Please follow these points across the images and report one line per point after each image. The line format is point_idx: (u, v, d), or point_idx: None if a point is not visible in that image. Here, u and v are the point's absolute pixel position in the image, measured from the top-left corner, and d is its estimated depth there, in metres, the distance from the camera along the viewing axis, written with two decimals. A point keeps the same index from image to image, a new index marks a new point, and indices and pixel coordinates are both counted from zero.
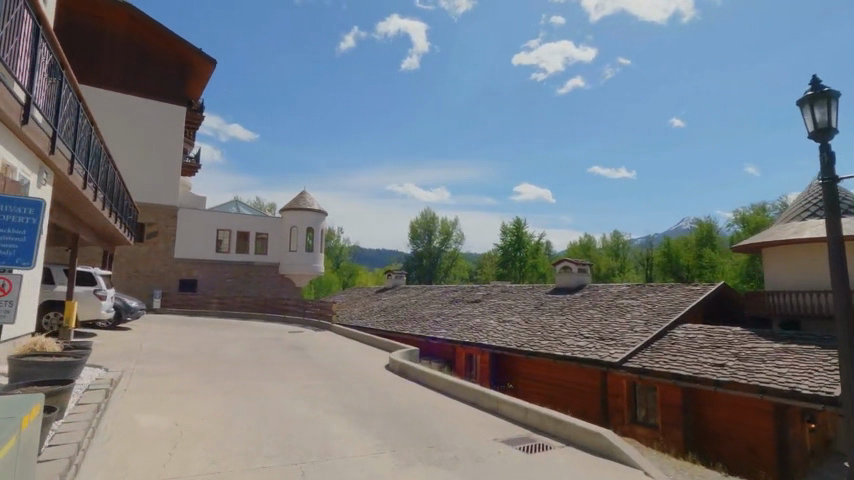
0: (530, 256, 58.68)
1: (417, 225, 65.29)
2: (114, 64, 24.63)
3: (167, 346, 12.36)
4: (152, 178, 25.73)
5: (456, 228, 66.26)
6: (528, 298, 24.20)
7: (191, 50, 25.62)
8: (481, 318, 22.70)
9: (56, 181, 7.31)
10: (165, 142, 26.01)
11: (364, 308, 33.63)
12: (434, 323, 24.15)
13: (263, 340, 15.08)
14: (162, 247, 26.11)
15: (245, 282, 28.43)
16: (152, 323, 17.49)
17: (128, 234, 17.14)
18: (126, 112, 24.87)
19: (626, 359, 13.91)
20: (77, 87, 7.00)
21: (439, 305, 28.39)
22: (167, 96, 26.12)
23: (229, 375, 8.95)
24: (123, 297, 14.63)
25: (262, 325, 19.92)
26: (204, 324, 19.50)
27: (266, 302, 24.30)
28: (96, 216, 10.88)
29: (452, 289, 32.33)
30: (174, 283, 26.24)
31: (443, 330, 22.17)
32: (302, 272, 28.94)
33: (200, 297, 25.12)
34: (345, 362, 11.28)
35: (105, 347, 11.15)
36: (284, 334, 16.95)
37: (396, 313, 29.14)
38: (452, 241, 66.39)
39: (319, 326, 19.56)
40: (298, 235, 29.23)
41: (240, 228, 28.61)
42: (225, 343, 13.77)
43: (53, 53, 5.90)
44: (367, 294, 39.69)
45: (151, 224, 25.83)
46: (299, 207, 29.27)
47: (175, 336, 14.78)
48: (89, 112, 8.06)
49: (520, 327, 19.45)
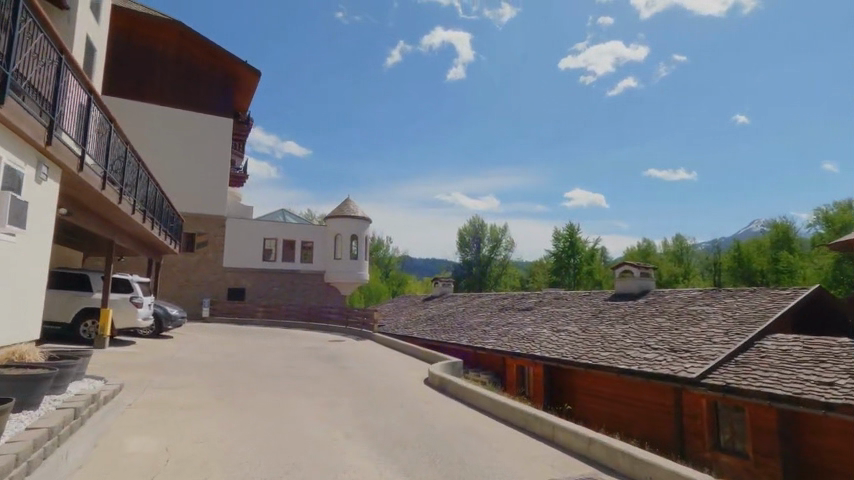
0: (584, 262, 55.75)
1: (465, 232, 63.99)
2: (166, 80, 25.52)
3: (201, 355, 11.93)
4: (200, 189, 26.28)
5: (505, 235, 64.37)
6: (584, 305, 22.29)
7: (237, 62, 26.09)
8: (532, 327, 21.10)
9: (66, 179, 6.90)
10: (213, 153, 26.53)
11: (410, 317, 32.75)
12: (482, 333, 22.76)
13: (300, 349, 14.44)
14: (211, 256, 26.53)
15: (290, 291, 28.37)
16: (196, 332, 17.41)
17: (172, 242, 17.21)
18: (176, 126, 25.64)
19: (705, 375, 12.00)
20: (84, 77, 6.59)
21: (487, 314, 26.94)
22: (214, 108, 26.71)
23: (250, 388, 8.17)
24: (164, 305, 14.53)
25: (304, 334, 19.45)
26: (247, 333, 19.29)
27: (310, 311, 23.91)
28: (127, 220, 10.66)
29: (501, 297, 30.78)
30: (223, 291, 26.55)
31: (492, 340, 20.75)
32: (346, 280, 28.56)
33: (246, 306, 25.20)
34: (380, 374, 10.28)
35: (137, 356, 10.81)
36: (324, 343, 16.29)
37: (443, 322, 27.99)
38: (502, 248, 64.54)
39: (361, 335, 18.78)
40: (342, 243, 28.97)
41: (285, 237, 28.62)
42: (259, 353, 13.19)
43: (47, 32, 5.46)
44: (414, 303, 38.88)
45: (200, 233, 26.32)
46: (342, 214, 29.02)
47: (213, 344, 14.44)
48: (105, 107, 7.70)
49: (577, 337, 17.71)
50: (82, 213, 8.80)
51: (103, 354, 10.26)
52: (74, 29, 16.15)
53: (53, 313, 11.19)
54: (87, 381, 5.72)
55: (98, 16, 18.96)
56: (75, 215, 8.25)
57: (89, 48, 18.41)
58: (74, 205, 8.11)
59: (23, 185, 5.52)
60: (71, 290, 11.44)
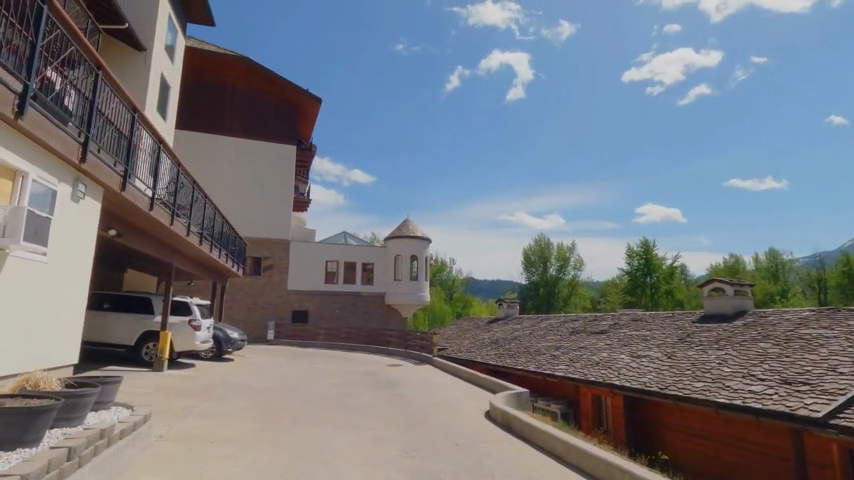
0: (663, 281, 51.42)
1: (530, 252, 61.56)
2: (235, 112, 26.90)
3: (255, 380, 11.59)
4: (266, 215, 27.11)
5: (573, 254, 61.21)
6: (669, 328, 19.85)
7: (299, 90, 27.08)
8: (608, 353, 19.06)
9: (111, 199, 6.79)
10: (277, 179, 27.41)
11: (473, 340, 31.39)
12: (552, 358, 20.97)
13: (356, 375, 13.76)
14: (277, 279, 27.02)
15: (352, 313, 28.21)
16: (257, 355, 17.42)
17: (235, 265, 17.52)
18: (244, 155, 26.82)
19: (833, 414, 9.77)
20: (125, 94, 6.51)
21: (556, 337, 24.98)
22: (278, 136, 27.74)
23: (294, 418, 7.51)
24: (224, 328, 14.58)
25: (363, 357, 18.90)
26: (307, 356, 19.08)
27: (370, 333, 23.45)
28: (183, 243, 10.70)
29: (571, 319, 28.64)
30: (288, 314, 26.85)
31: (564, 367, 18.96)
32: (407, 302, 28.17)
33: (308, 328, 25.27)
34: (438, 405, 9.26)
35: (191, 380, 10.61)
36: (382, 367, 15.56)
37: (509, 345, 26.39)
38: (570, 267, 61.44)
39: (421, 359, 17.82)
40: (402, 263, 28.90)
41: (347, 258, 28.77)
42: (314, 378, 12.69)
43: (78, 46, 5.40)
44: (477, 325, 37.46)
45: (266, 257, 26.94)
46: (402, 235, 29.04)
47: (270, 368, 14.21)
48: (152, 127, 7.66)
49: (662, 364, 15.59)
50: (135, 235, 8.79)
51: (159, 377, 10.15)
52: (150, 67, 17.29)
53: (118, 336, 11.38)
54: (115, 409, 5.39)
55: (173, 55, 20.32)
56: (127, 236, 8.22)
57: (164, 85, 19.69)
58: (124, 226, 8.09)
59: (57, 203, 5.35)
60: (134, 313, 11.64)
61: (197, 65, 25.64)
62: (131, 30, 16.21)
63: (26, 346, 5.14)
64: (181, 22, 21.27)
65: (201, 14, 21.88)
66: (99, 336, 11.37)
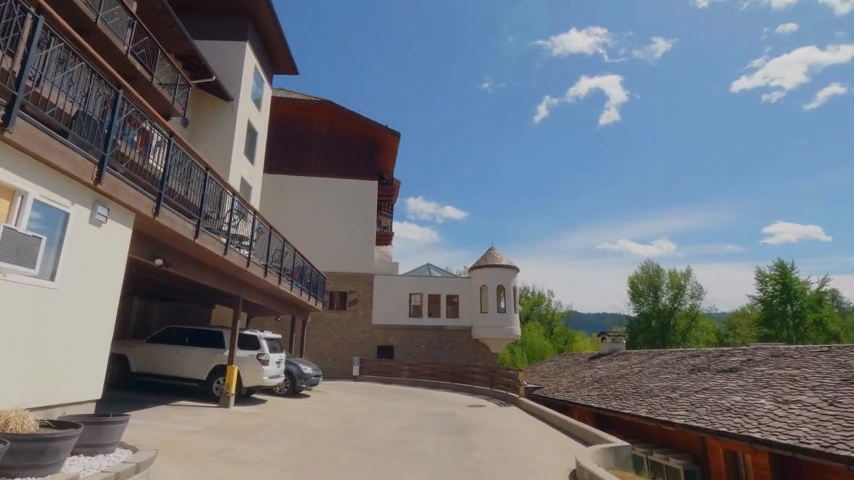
0: (810, 310, 43.03)
1: (637, 280, 55.77)
2: (320, 153, 28.24)
3: (318, 419, 10.81)
4: (350, 251, 27.42)
5: (690, 281, 54.24)
6: (825, 366, 15.66)
7: (378, 127, 27.86)
8: (743, 397, 15.44)
9: (144, 224, 6.60)
10: (360, 215, 27.81)
11: (573, 378, 28.24)
12: (668, 402, 17.64)
13: (429, 416, 12.40)
14: (361, 313, 26.82)
15: (438, 348, 27.03)
16: (335, 392, 16.86)
17: (312, 299, 17.45)
18: (328, 193, 27.75)
19: None
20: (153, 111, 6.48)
21: (672, 377, 21.29)
22: (360, 173, 28.42)
23: (333, 469, 6.42)
24: (298, 363, 14.28)
25: (445, 396, 17.49)
26: (386, 394, 18.17)
27: (454, 370, 22.03)
28: (245, 274, 10.59)
29: (690, 355, 24.47)
30: (373, 350, 26.35)
31: (684, 413, 15.71)
32: (495, 335, 26.43)
33: (393, 364, 24.55)
34: (512, 459, 7.58)
35: (252, 418, 10.10)
36: (461, 408, 14.05)
37: (615, 385, 23.09)
38: (687, 296, 54.43)
39: (507, 399, 15.91)
40: (488, 294, 27.46)
41: (431, 291, 27.96)
42: (382, 418, 11.64)
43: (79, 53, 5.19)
44: (578, 361, 33.99)
45: (352, 291, 26.98)
46: (487, 264, 27.76)
47: (341, 406, 13.46)
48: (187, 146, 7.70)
49: (821, 414, 12.03)
50: (191, 267, 8.70)
51: (220, 414, 9.81)
52: (236, 114, 18.55)
53: (192, 370, 11.41)
54: (112, 455, 4.79)
55: (260, 104, 21.89)
56: (177, 265, 8.09)
57: (252, 131, 21.07)
58: (174, 255, 7.96)
59: (71, 225, 5.10)
60: (207, 347, 11.67)
61: (286, 113, 27.56)
62: (219, 82, 17.55)
63: (14, 378, 4.55)
64: (268, 74, 22.90)
65: (286, 65, 23.45)
66: (174, 371, 11.51)
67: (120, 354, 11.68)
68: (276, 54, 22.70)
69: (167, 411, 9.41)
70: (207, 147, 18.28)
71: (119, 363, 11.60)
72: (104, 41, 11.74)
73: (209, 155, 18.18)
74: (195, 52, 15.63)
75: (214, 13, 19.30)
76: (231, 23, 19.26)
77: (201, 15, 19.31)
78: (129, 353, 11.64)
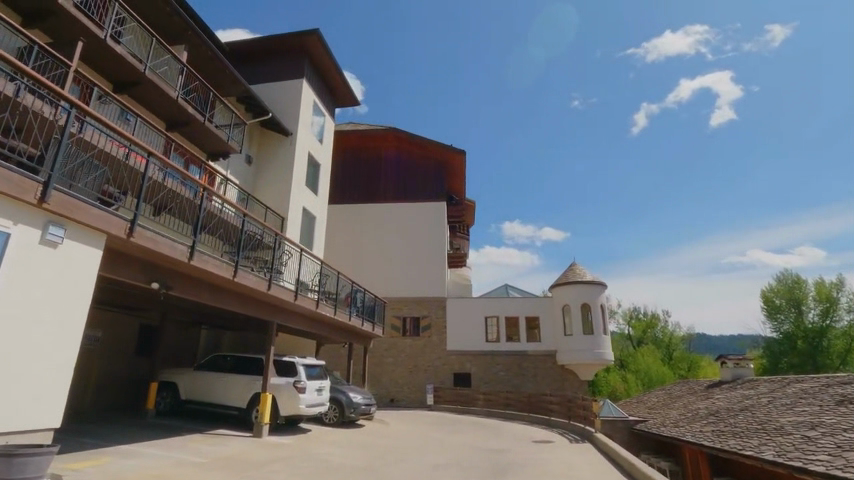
0: None
1: (772, 294, 47.56)
2: (387, 178, 28.45)
3: (348, 453, 9.97)
4: (420, 275, 26.79)
5: (844, 292, 44.82)
6: None
7: (444, 147, 27.69)
8: None
9: (119, 243, 6.49)
10: (429, 237, 27.18)
11: (684, 411, 24.08)
12: (805, 442, 13.87)
13: (478, 452, 10.93)
14: (435, 339, 25.78)
15: (519, 375, 24.92)
16: (393, 423, 15.90)
17: (368, 324, 16.95)
18: (396, 217, 27.68)
19: None
20: (110, 124, 6.20)
21: (812, 410, 16.92)
22: (427, 194, 28.01)
23: None
24: (347, 391, 13.70)
25: (514, 428, 15.66)
26: (450, 424, 16.80)
27: (531, 399, 20.05)
28: (269, 298, 10.34)
29: (837, 383, 19.53)
30: (448, 377, 25.06)
31: (825, 458, 12.13)
32: (582, 360, 23.78)
33: (467, 392, 23.12)
34: None
35: (276, 449, 9.60)
36: (522, 444, 12.32)
37: (735, 419, 19.03)
38: (842, 312, 44.90)
39: (582, 435, 13.67)
40: (572, 314, 24.95)
41: (509, 314, 26.09)
42: (421, 453, 10.49)
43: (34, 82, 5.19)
44: (693, 390, 29.19)
45: (424, 316, 26.12)
46: (569, 281, 25.41)
47: (388, 437, 12.53)
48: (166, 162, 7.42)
49: None
50: (201, 290, 8.60)
51: (244, 445, 9.47)
52: (293, 146, 19.24)
53: (233, 397, 11.36)
54: None
55: (322, 136, 22.67)
56: (180, 288, 8.01)
57: (314, 163, 21.77)
58: (175, 277, 7.89)
59: (12, 247, 4.97)
60: (246, 375, 11.57)
61: (354, 144, 28.65)
62: (275, 118, 18.42)
63: None
64: (329, 107, 23.75)
65: (346, 97, 24.18)
66: (216, 398, 11.58)
67: (171, 381, 12.11)
68: (336, 88, 23.52)
69: (189, 440, 9.25)
70: (268, 181, 19.12)
71: (171, 389, 12.03)
72: (155, 88, 12.77)
73: (270, 188, 18.97)
74: (247, 92, 16.49)
75: (274, 57, 20.62)
76: (288, 64, 20.36)
77: (262, 61, 20.70)
78: (179, 380, 11.99)
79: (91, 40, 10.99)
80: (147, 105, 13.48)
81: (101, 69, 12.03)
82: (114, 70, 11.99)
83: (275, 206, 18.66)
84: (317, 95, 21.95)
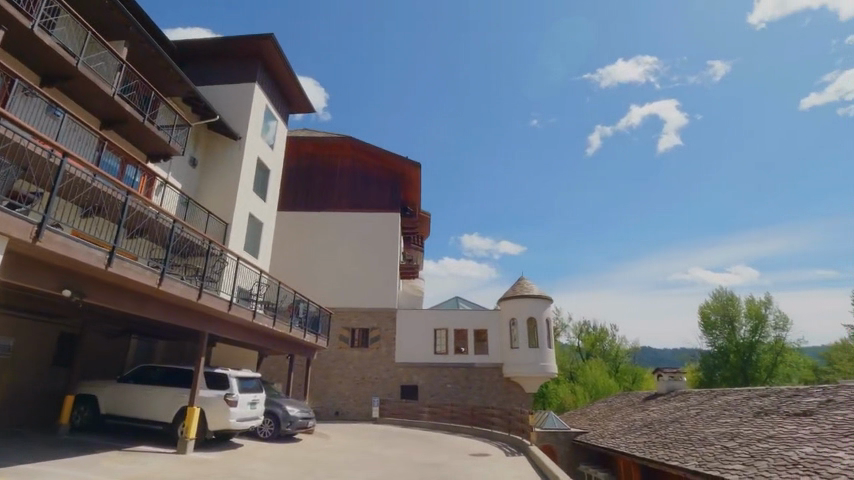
0: None
1: (708, 310, 50.53)
2: (341, 187, 28.22)
3: (276, 469, 9.67)
4: (371, 286, 26.57)
5: (771, 310, 48.24)
6: None
7: (399, 158, 27.83)
8: (815, 448, 12.65)
9: (25, 248, 6.09)
10: (381, 248, 27.10)
11: (622, 422, 24.99)
12: (723, 452, 14.76)
13: (413, 467, 10.88)
14: (384, 351, 25.57)
15: (466, 388, 25.10)
16: (333, 437, 15.54)
17: (310, 335, 16.62)
18: (348, 227, 27.45)
19: None
20: (18, 121, 5.74)
21: (733, 421, 18.03)
22: (380, 204, 27.95)
23: None
24: (284, 405, 13.29)
25: (455, 442, 15.71)
26: (392, 438, 16.64)
27: (475, 411, 20.25)
28: (199, 307, 9.95)
29: (756, 396, 20.93)
30: (396, 390, 24.92)
31: (740, 467, 12.94)
32: (528, 373, 24.28)
33: (413, 405, 23.08)
34: None
35: (199, 466, 9.18)
36: (459, 457, 12.37)
37: (665, 431, 19.95)
38: (769, 328, 48.23)
39: (519, 447, 13.90)
40: (519, 328, 25.49)
41: (458, 326, 26.28)
42: (354, 468, 10.33)
43: None
44: (632, 402, 30.37)
45: (373, 328, 25.89)
46: (516, 295, 25.99)
47: (323, 452, 12.26)
48: (86, 163, 6.96)
49: None
50: (123, 300, 8.18)
51: (164, 463, 8.99)
52: (241, 151, 18.75)
53: (158, 412, 10.76)
54: None
55: (273, 142, 22.20)
56: (97, 296, 7.58)
57: (263, 168, 21.29)
58: (91, 284, 7.46)
59: None
60: (174, 387, 11.05)
61: (309, 151, 28.34)
62: (223, 121, 17.93)
63: None
64: (283, 113, 23.37)
65: (301, 105, 23.91)
66: (139, 413, 10.95)
67: (91, 394, 11.38)
68: (290, 94, 23.22)
69: (103, 458, 8.69)
70: (213, 185, 18.52)
71: (90, 403, 11.30)
72: (89, 84, 12.16)
73: (213, 193, 18.37)
74: (194, 93, 15.96)
75: (225, 59, 20.14)
76: (241, 67, 19.94)
77: (213, 62, 20.15)
78: (99, 393, 11.31)
79: (16, 30, 10.34)
80: (80, 101, 12.80)
81: (29, 61, 11.34)
82: (43, 62, 11.34)
83: (219, 212, 18.06)
84: (269, 100, 21.55)
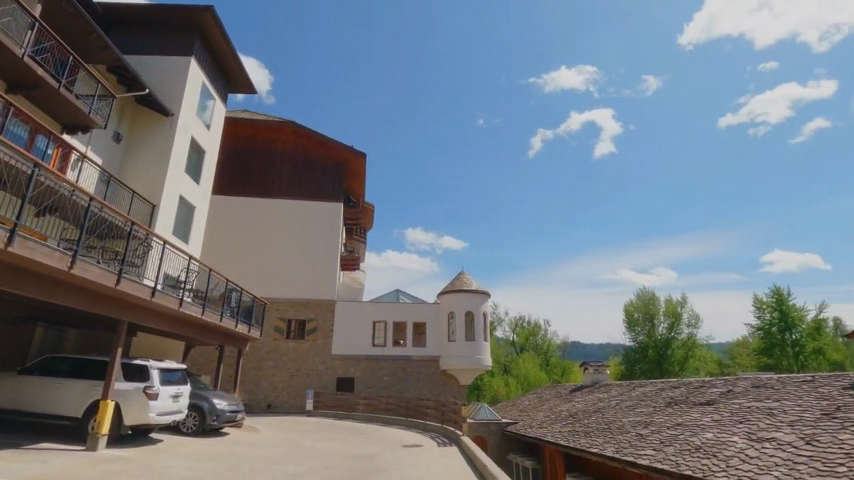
0: (809, 339, 42.45)
1: (632, 308, 54.14)
2: (282, 173, 27.21)
3: (199, 465, 9.23)
4: (309, 276, 25.93)
5: (686, 309, 52.49)
6: (809, 400, 14.31)
7: (344, 147, 27.25)
8: (715, 434, 14.00)
9: None
10: (321, 238, 26.50)
11: (549, 413, 26.24)
12: (638, 438, 15.95)
13: (344, 459, 10.79)
14: (321, 343, 25.11)
15: (403, 380, 25.25)
16: (262, 431, 15.05)
17: (242, 326, 15.94)
18: (287, 215, 26.57)
19: None
20: None
21: (648, 411, 19.51)
22: (323, 193, 27.28)
23: None
24: (211, 398, 12.69)
25: (389, 433, 15.75)
26: (325, 431, 16.40)
27: (411, 404, 20.42)
28: (117, 293, 9.21)
29: (669, 388, 22.74)
30: (331, 382, 24.59)
31: (651, 452, 14.03)
32: (463, 366, 24.83)
33: (349, 397, 22.90)
34: None
35: (111, 463, 8.57)
36: (392, 449, 12.41)
37: (588, 420, 21.22)
38: (684, 326, 52.48)
39: (451, 438, 14.17)
40: (457, 322, 25.97)
41: (397, 319, 26.31)
42: (282, 462, 10.06)
43: None
44: (560, 394, 31.96)
45: (310, 319, 25.33)
46: (455, 289, 26.42)
47: (251, 447, 11.84)
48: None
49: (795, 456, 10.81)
50: (26, 283, 7.38)
51: (70, 461, 8.30)
52: (172, 128, 17.53)
53: (66, 407, 9.88)
54: None
55: (209, 122, 20.95)
56: None
57: (197, 149, 20.05)
58: None
59: None
60: (86, 380, 10.19)
61: (248, 134, 27.03)
62: (153, 95, 16.66)
63: None
64: (221, 91, 22.10)
65: (242, 84, 22.73)
66: (44, 409, 10.00)
67: None
68: (230, 72, 22.00)
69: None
70: (139, 163, 17.20)
71: None
72: None
73: (140, 171, 17.07)
74: (120, 61, 14.67)
75: (159, 29, 18.70)
76: (176, 38, 18.59)
77: (144, 29, 18.63)
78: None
79: None
80: None
81: None
82: None
83: (145, 192, 16.82)
84: (207, 76, 20.27)
